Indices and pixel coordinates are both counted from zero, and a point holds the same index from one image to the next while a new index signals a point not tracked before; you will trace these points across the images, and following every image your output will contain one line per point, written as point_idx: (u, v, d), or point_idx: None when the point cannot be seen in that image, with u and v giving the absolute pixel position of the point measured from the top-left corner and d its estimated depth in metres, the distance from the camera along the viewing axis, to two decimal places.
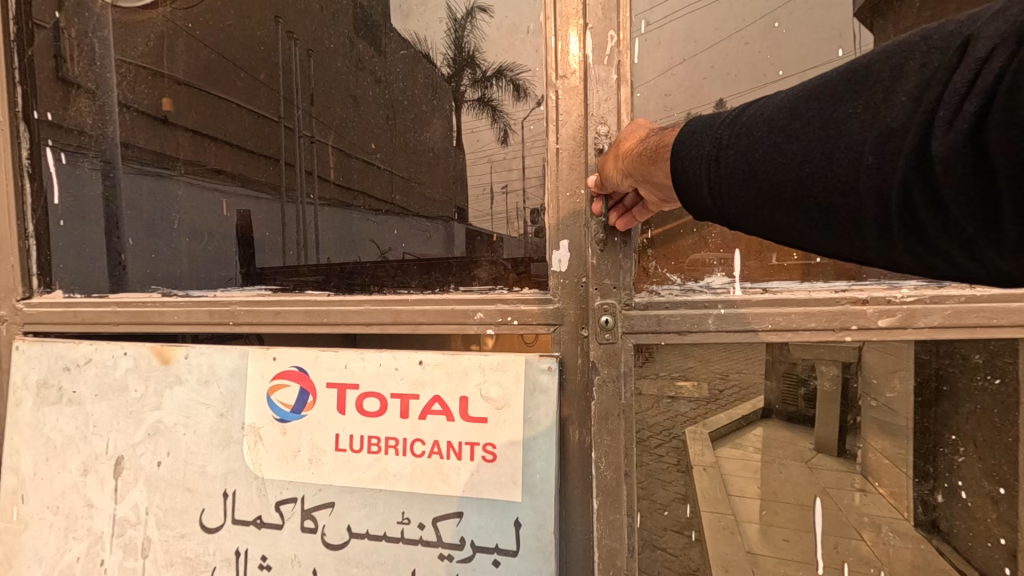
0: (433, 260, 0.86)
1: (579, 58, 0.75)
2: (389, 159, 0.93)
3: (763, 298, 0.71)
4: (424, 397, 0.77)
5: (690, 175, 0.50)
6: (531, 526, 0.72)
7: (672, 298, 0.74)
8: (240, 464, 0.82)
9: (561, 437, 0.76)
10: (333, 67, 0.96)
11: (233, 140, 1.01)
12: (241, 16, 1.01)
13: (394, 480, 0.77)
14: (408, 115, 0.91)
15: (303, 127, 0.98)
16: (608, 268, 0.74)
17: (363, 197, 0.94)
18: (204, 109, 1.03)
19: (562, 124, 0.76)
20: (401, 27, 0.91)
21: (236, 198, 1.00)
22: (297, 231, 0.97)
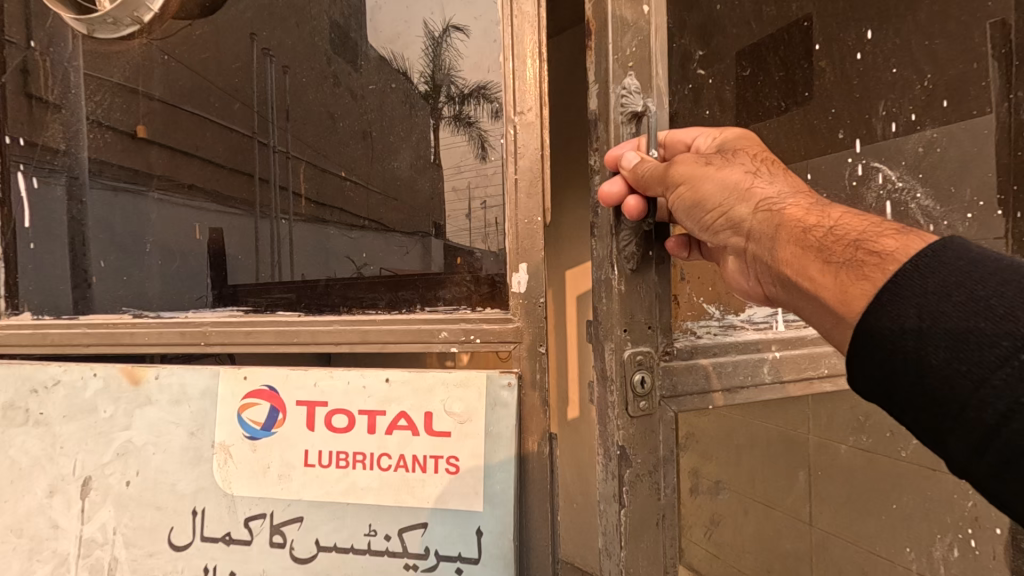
0: (410, 277, 0.89)
1: (536, 95, 0.82)
2: (365, 176, 0.94)
3: (803, 350, 0.85)
4: (390, 413, 0.80)
5: (947, 345, 0.46)
6: (492, 535, 0.76)
7: (713, 337, 0.82)
8: (210, 482, 0.84)
9: (521, 449, 0.80)
10: (314, 84, 0.98)
11: (211, 157, 1.02)
12: (220, 38, 1.02)
13: (361, 494, 0.80)
14: (379, 142, 0.94)
15: (278, 142, 0.99)
16: (644, 304, 0.76)
17: (338, 212, 0.95)
18: (178, 127, 1.03)
19: (522, 155, 0.82)
20: (379, 46, 0.93)
21: (211, 216, 1.01)
22: (273, 249, 0.97)
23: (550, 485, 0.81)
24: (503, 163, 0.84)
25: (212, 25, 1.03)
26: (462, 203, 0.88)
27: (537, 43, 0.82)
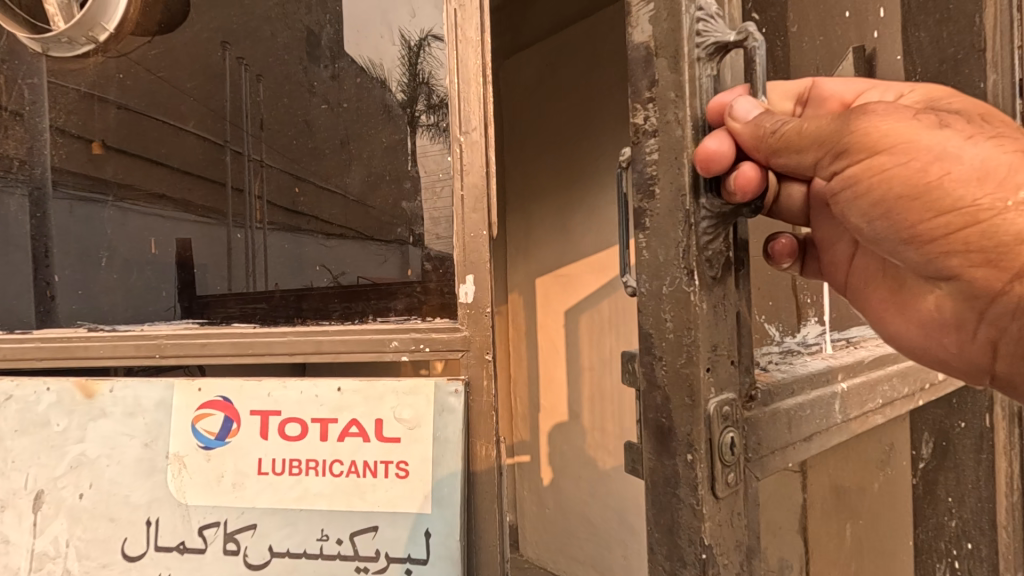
0: (390, 285, 0.92)
1: (480, 116, 0.86)
2: (342, 183, 0.97)
3: (860, 379, 0.81)
4: (342, 420, 0.83)
5: None
6: (440, 536, 0.79)
7: (791, 377, 0.71)
8: (164, 492, 0.86)
9: (470, 453, 0.84)
10: (290, 92, 1.00)
11: (179, 167, 1.05)
12: (187, 50, 1.05)
13: (314, 499, 0.83)
14: (342, 154, 0.98)
15: (252, 150, 1.01)
16: (727, 334, 0.60)
17: (313, 221, 0.98)
18: (141, 136, 1.06)
19: (468, 172, 0.86)
20: (355, 54, 0.97)
21: (179, 227, 1.04)
22: (247, 257, 1.00)
23: (499, 487, 0.84)
24: (450, 179, 0.88)
25: (176, 39, 1.06)
26: (413, 217, 0.92)
27: (482, 66, 0.87)
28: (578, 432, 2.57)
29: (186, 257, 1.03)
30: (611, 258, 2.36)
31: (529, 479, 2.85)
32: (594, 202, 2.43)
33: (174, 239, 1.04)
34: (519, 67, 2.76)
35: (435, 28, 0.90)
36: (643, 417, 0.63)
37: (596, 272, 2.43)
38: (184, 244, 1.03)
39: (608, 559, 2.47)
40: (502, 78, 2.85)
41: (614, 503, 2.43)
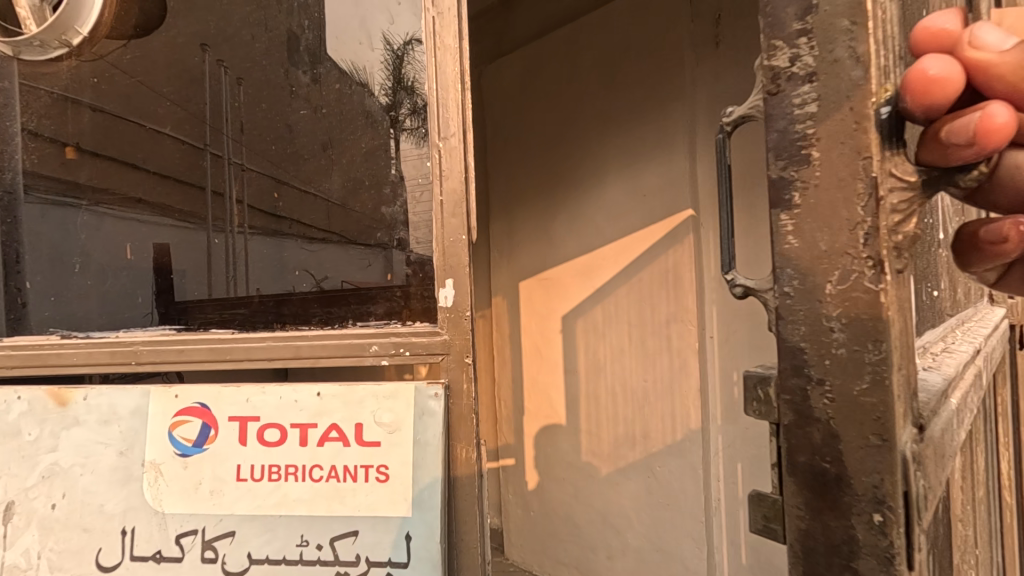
0: (373, 289, 0.92)
1: (459, 122, 0.87)
2: (323, 187, 0.99)
3: (962, 386, 0.70)
4: (322, 425, 0.83)
5: None
6: (421, 539, 0.79)
7: (944, 398, 0.61)
8: (139, 500, 0.85)
9: (450, 455, 0.84)
10: (272, 95, 1.02)
11: (159, 171, 1.05)
12: (165, 55, 1.05)
13: (293, 505, 0.82)
14: (321, 156, 0.99)
15: (233, 153, 1.02)
16: (903, 353, 0.50)
17: (295, 224, 0.99)
18: (119, 139, 1.06)
19: (447, 177, 0.87)
20: (338, 56, 0.98)
21: (157, 232, 1.03)
22: (228, 262, 1.00)
23: (479, 489, 0.85)
24: (429, 184, 0.89)
25: (153, 43, 1.05)
26: (393, 222, 0.92)
27: (460, 74, 0.88)
28: (562, 434, 2.58)
29: (165, 262, 1.02)
30: (594, 261, 2.39)
31: (514, 482, 2.85)
32: (577, 206, 2.45)
33: (151, 245, 1.03)
34: (500, 72, 2.78)
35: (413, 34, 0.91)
36: (787, 457, 0.54)
37: (579, 275, 2.45)
38: (163, 249, 1.03)
39: (593, 561, 2.48)
40: (485, 82, 2.86)
41: (598, 504, 2.45)
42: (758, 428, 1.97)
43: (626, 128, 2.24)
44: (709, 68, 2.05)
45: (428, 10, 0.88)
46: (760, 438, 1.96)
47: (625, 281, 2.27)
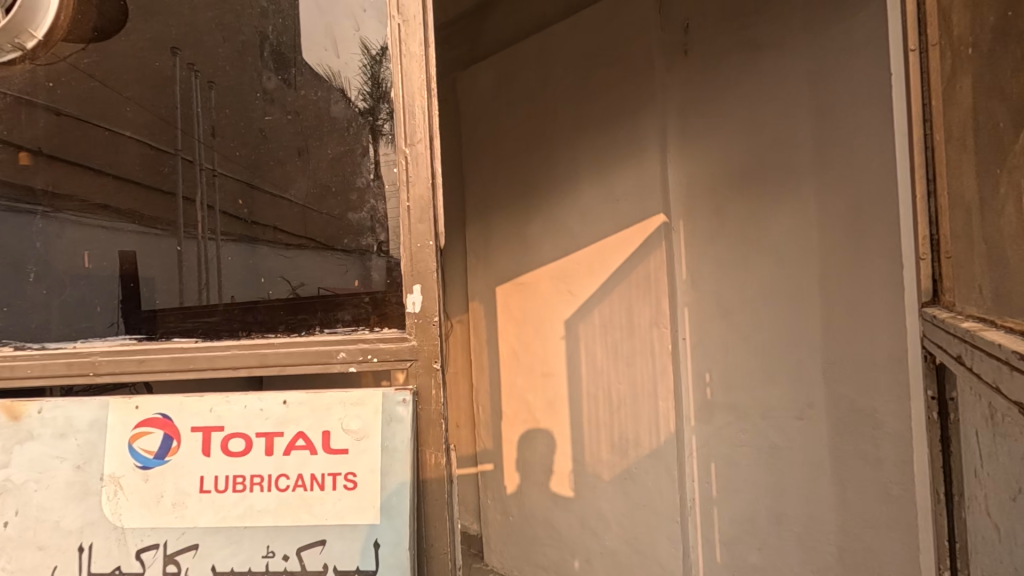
0: (347, 296, 0.91)
1: (425, 128, 0.88)
2: (298, 192, 0.98)
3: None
4: (288, 433, 0.82)
5: None
6: (389, 546, 0.79)
7: None
8: (97, 515, 0.82)
9: (419, 461, 0.84)
10: (242, 99, 1.01)
11: (123, 175, 1.03)
12: (125, 60, 1.03)
13: (259, 516, 0.81)
14: (297, 160, 0.98)
15: (205, 159, 1.01)
16: None
17: (273, 230, 0.98)
18: (80, 144, 1.04)
19: (414, 184, 0.88)
20: (313, 61, 0.97)
21: (118, 240, 1.01)
22: (201, 270, 0.99)
23: (449, 493, 0.86)
24: (395, 190, 0.89)
25: (114, 48, 1.04)
26: (359, 229, 0.92)
27: (425, 81, 0.88)
28: (540, 438, 2.59)
29: (129, 270, 1.00)
30: (569, 266, 2.41)
31: (493, 487, 2.84)
32: (552, 210, 2.47)
33: (112, 252, 1.01)
34: (474, 79, 2.79)
35: (377, 40, 0.91)
36: None
37: (556, 280, 2.47)
38: (126, 256, 1.01)
39: (572, 564, 2.49)
40: (460, 88, 2.87)
41: (576, 507, 2.46)
42: (730, 428, 2.00)
43: (599, 134, 2.28)
44: (679, 75, 2.10)
45: (393, 17, 0.89)
46: (733, 438, 2.00)
47: (601, 285, 2.30)
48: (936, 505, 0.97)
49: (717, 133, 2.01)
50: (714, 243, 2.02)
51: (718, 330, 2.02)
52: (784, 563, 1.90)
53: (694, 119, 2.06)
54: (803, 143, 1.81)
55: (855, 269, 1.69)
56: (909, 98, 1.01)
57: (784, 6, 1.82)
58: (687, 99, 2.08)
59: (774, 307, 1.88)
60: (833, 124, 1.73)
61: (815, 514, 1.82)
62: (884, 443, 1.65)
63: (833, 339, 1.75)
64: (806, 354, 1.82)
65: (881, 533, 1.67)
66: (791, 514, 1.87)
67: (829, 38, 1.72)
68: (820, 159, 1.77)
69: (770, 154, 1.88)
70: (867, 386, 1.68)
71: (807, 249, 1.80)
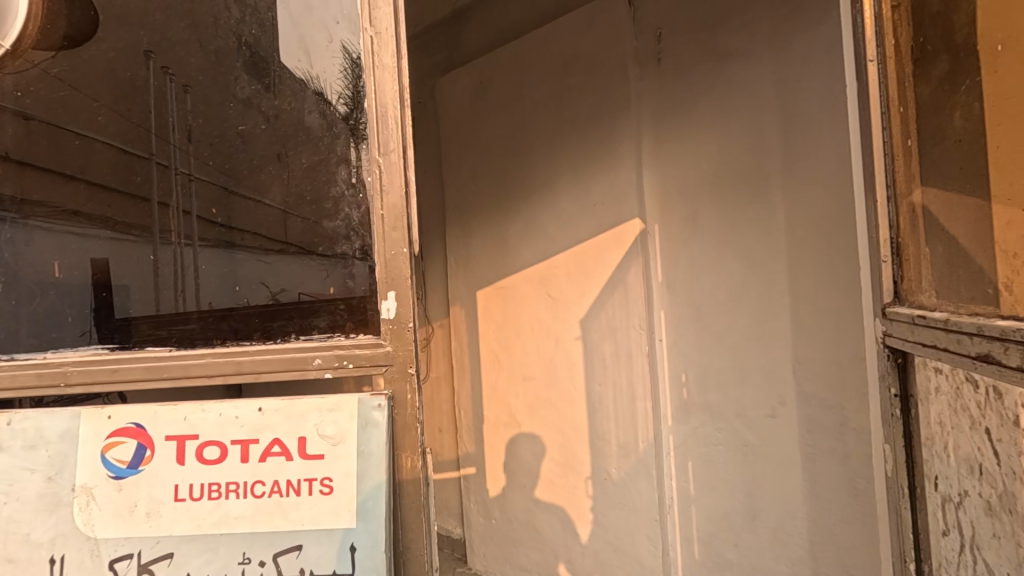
0: (326, 303, 0.92)
1: (398, 138, 0.90)
2: (276, 197, 0.98)
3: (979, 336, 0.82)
4: (263, 440, 0.83)
5: None
6: (365, 549, 0.80)
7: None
8: (69, 527, 0.82)
9: (395, 465, 0.86)
10: (218, 105, 1.02)
11: (94, 180, 1.02)
12: (96, 68, 1.03)
13: (235, 523, 0.82)
14: (273, 167, 0.99)
15: (180, 163, 1.01)
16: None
17: (251, 236, 0.99)
18: (49, 150, 1.02)
19: (388, 192, 0.90)
20: (293, 66, 0.98)
21: (90, 248, 1.01)
22: (177, 276, 0.99)
23: (424, 496, 0.87)
24: (368, 198, 0.90)
25: (86, 56, 1.03)
26: (333, 236, 0.93)
27: (399, 89, 0.91)
28: (521, 441, 2.61)
29: (101, 279, 0.99)
30: (549, 269, 2.44)
31: (476, 491, 2.85)
32: (531, 215, 2.50)
33: (84, 261, 1.00)
34: (451, 86, 2.82)
35: (349, 51, 0.92)
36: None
37: (535, 283, 2.50)
38: (98, 265, 1.00)
39: (555, 565, 2.51)
40: (438, 94, 2.89)
41: (558, 508, 2.48)
42: (706, 427, 2.05)
43: (576, 140, 2.32)
44: (652, 83, 2.15)
45: (366, 29, 0.91)
46: (709, 436, 2.05)
47: (579, 288, 2.33)
48: (893, 498, 1.02)
49: (689, 140, 2.06)
50: (688, 247, 2.07)
51: (692, 331, 2.07)
52: (758, 558, 1.95)
53: (667, 126, 2.12)
54: (770, 149, 1.87)
55: (821, 271, 1.75)
56: (863, 108, 1.04)
57: (750, 17, 1.88)
58: (661, 105, 2.13)
59: (746, 309, 1.94)
60: (798, 131, 1.79)
61: (788, 510, 1.87)
62: (851, 439, 1.70)
63: (802, 339, 1.81)
64: (776, 353, 1.87)
65: (850, 527, 1.72)
66: (765, 510, 1.93)
67: (792, 48, 1.79)
68: (786, 165, 1.83)
69: (740, 160, 1.94)
70: (834, 385, 1.73)
71: (776, 252, 1.86)
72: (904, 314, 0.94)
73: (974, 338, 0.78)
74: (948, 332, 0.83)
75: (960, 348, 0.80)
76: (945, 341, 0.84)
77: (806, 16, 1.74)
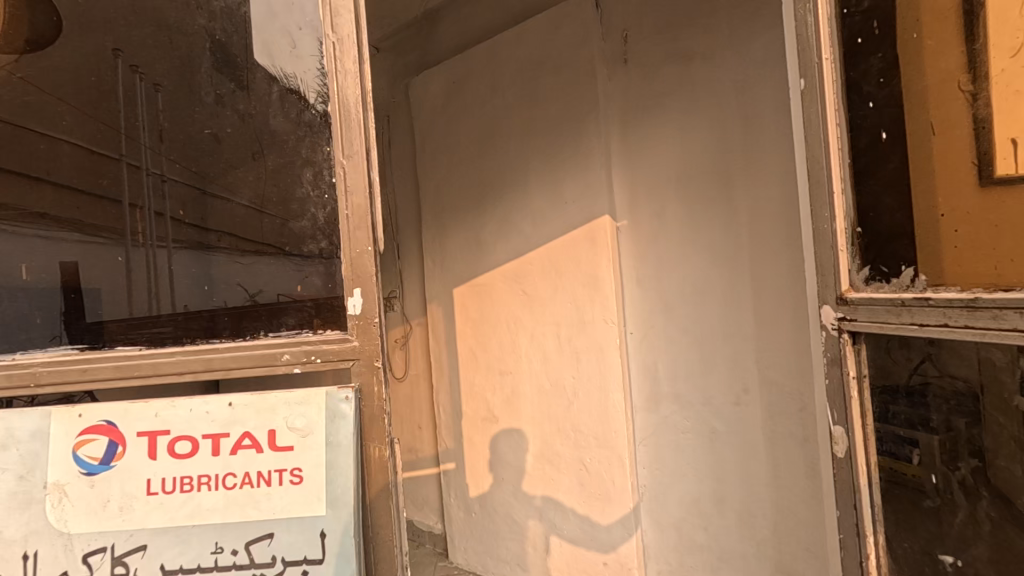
0: (310, 301, 0.94)
1: (362, 140, 0.94)
2: (249, 196, 1.01)
3: None
4: (234, 433, 0.86)
5: None
6: (335, 534, 0.84)
7: None
8: (42, 524, 0.83)
9: (363, 453, 0.89)
10: (182, 107, 1.04)
11: (65, 181, 1.03)
12: (58, 71, 1.04)
13: (207, 514, 0.84)
14: (241, 168, 1.02)
15: (151, 164, 1.03)
16: None
17: (229, 238, 1.01)
18: (17, 153, 1.03)
19: (353, 193, 0.93)
20: (267, 64, 1.00)
21: (63, 250, 1.01)
22: (150, 279, 1.00)
23: (391, 481, 0.91)
24: (334, 199, 0.94)
25: (48, 59, 1.04)
26: (301, 237, 0.96)
27: (362, 94, 0.94)
28: (499, 435, 2.66)
29: (70, 282, 1.00)
30: (524, 266, 2.49)
31: (456, 486, 2.89)
32: (505, 213, 2.54)
33: (57, 263, 1.00)
34: (423, 87, 2.84)
35: (312, 57, 0.95)
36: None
37: (510, 281, 2.55)
38: (67, 268, 1.00)
39: (534, 555, 2.56)
40: (412, 94, 2.90)
41: (536, 500, 2.54)
42: (676, 416, 2.14)
43: (547, 140, 2.37)
44: (620, 85, 2.22)
45: (328, 35, 0.94)
46: (678, 425, 2.13)
47: (553, 285, 2.39)
48: None
49: (657, 139, 2.13)
50: (656, 244, 2.15)
51: (661, 323, 2.16)
52: (726, 539, 2.03)
53: (634, 126, 2.19)
54: (732, 147, 1.94)
55: (780, 264, 1.82)
56: (806, 100, 1.00)
57: (711, 19, 1.94)
58: (628, 106, 2.20)
59: (712, 302, 2.02)
60: (757, 130, 1.86)
61: (753, 494, 1.95)
62: (809, 423, 1.78)
63: (763, 330, 1.88)
64: (740, 344, 1.95)
65: (809, 506, 1.80)
66: (731, 493, 2.01)
67: (750, 50, 1.86)
68: (748, 162, 1.89)
69: (704, 158, 2.01)
70: (793, 371, 1.81)
71: (738, 246, 1.93)
72: (882, 299, 0.89)
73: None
74: (976, 310, 0.78)
75: (1001, 324, 0.76)
76: (968, 319, 0.79)
77: (762, 18, 1.79)
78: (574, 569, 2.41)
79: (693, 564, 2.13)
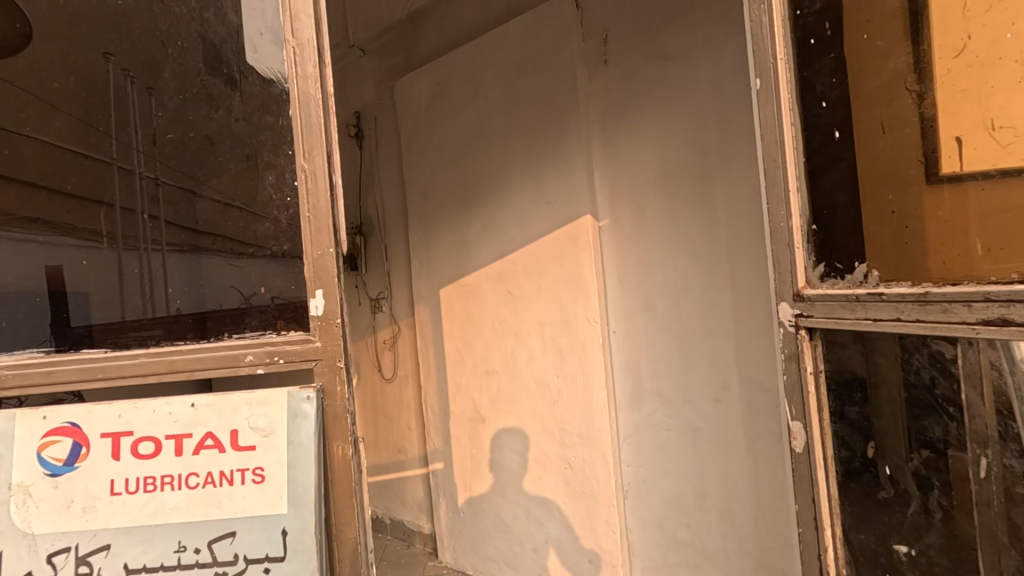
0: (294, 303, 0.94)
1: (323, 144, 0.95)
2: (227, 196, 1.02)
3: None
4: (197, 434, 0.87)
5: None
6: (297, 531, 0.85)
7: None
8: (6, 525, 0.84)
9: (326, 452, 0.91)
10: (157, 110, 1.05)
11: (52, 184, 1.05)
12: (24, 77, 1.05)
13: (169, 514, 0.86)
14: (213, 172, 1.03)
15: (144, 168, 1.05)
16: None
17: (221, 239, 1.02)
18: None
19: (315, 197, 0.94)
20: (259, 66, 0.98)
21: (49, 251, 1.04)
22: (145, 284, 1.01)
23: (354, 480, 0.93)
24: (296, 202, 0.95)
25: (12, 64, 1.04)
26: (264, 238, 0.98)
27: (323, 99, 0.95)
28: (486, 435, 2.68)
29: (55, 284, 1.01)
30: (508, 267, 2.50)
31: (444, 486, 2.90)
32: (490, 213, 2.56)
33: (45, 267, 1.03)
34: (408, 89, 2.86)
35: (273, 62, 0.96)
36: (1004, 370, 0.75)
37: (495, 281, 2.57)
38: (54, 271, 1.03)
39: (520, 554, 2.58)
40: (397, 97, 2.92)
41: (522, 498, 2.55)
42: (658, 413, 2.16)
43: (530, 140, 2.38)
44: (600, 86, 2.23)
45: (288, 41, 0.95)
46: (660, 422, 2.15)
47: (537, 285, 2.40)
48: None
49: (637, 139, 2.14)
50: (637, 243, 2.17)
51: (642, 321, 2.18)
52: (707, 535, 2.05)
53: (614, 128, 2.21)
54: (708, 148, 1.95)
55: (757, 262, 1.84)
56: (762, 100, 1.00)
57: (687, 20, 1.96)
58: (608, 107, 2.22)
59: (691, 301, 2.03)
60: (733, 130, 1.88)
61: (733, 491, 1.97)
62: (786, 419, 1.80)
63: (741, 328, 1.90)
64: (719, 342, 1.96)
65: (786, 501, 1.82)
66: (712, 489, 2.02)
67: (725, 51, 1.88)
68: (725, 162, 1.91)
69: (683, 158, 2.02)
70: (770, 367, 1.83)
71: (717, 245, 1.95)
72: (838, 296, 0.90)
73: (976, 305, 0.73)
74: (926, 304, 0.78)
75: (948, 317, 0.76)
76: (919, 313, 0.79)
77: (736, 19, 1.82)
78: (560, 567, 2.43)
79: (676, 561, 2.14)
